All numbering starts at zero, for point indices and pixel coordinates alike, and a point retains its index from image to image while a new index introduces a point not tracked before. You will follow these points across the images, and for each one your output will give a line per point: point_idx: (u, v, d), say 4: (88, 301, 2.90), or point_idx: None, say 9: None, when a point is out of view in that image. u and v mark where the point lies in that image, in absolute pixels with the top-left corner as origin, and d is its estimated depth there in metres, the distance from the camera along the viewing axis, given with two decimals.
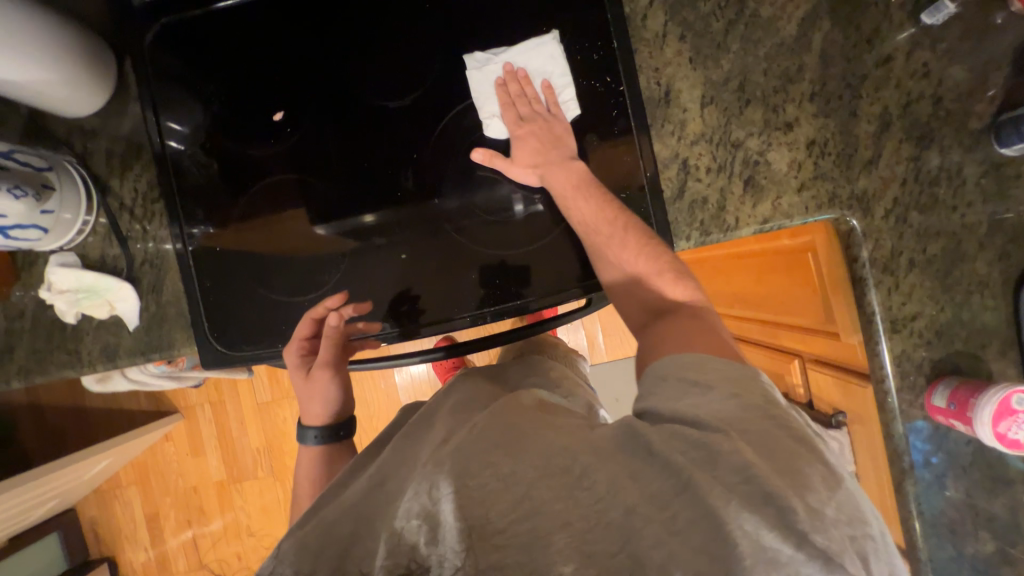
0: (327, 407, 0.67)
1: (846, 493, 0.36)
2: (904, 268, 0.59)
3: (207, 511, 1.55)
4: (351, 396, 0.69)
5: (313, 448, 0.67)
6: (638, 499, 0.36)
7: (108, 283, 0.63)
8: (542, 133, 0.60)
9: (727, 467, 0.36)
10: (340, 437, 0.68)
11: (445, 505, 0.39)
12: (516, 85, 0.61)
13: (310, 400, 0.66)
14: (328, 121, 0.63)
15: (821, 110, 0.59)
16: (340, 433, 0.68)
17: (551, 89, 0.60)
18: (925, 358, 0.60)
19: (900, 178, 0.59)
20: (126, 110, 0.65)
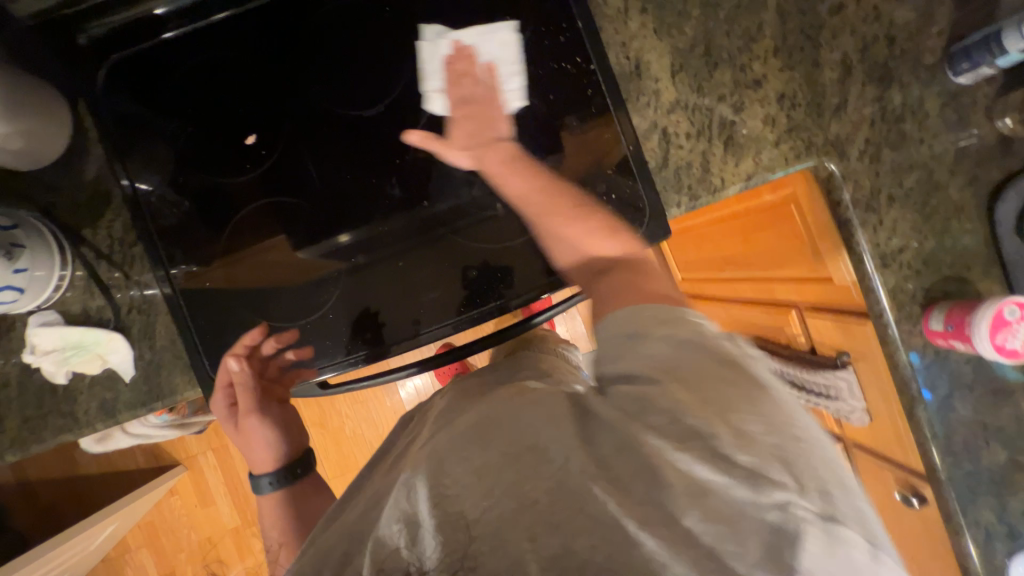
0: (271, 450, 0.67)
1: (793, 418, 0.38)
2: (885, 204, 0.62)
3: (226, 561, 1.50)
4: (291, 432, 0.69)
5: (271, 495, 0.65)
6: (627, 455, 0.38)
7: (96, 336, 0.60)
8: (478, 117, 0.61)
9: (681, 426, 0.38)
10: (298, 475, 0.67)
11: (422, 508, 0.40)
12: (455, 70, 0.61)
13: (250, 443, 0.66)
14: (303, 138, 0.62)
15: (785, 64, 0.61)
16: (297, 470, 0.67)
17: (495, 74, 0.61)
18: (916, 287, 0.63)
19: (869, 119, 0.61)
20: (88, 156, 0.63)
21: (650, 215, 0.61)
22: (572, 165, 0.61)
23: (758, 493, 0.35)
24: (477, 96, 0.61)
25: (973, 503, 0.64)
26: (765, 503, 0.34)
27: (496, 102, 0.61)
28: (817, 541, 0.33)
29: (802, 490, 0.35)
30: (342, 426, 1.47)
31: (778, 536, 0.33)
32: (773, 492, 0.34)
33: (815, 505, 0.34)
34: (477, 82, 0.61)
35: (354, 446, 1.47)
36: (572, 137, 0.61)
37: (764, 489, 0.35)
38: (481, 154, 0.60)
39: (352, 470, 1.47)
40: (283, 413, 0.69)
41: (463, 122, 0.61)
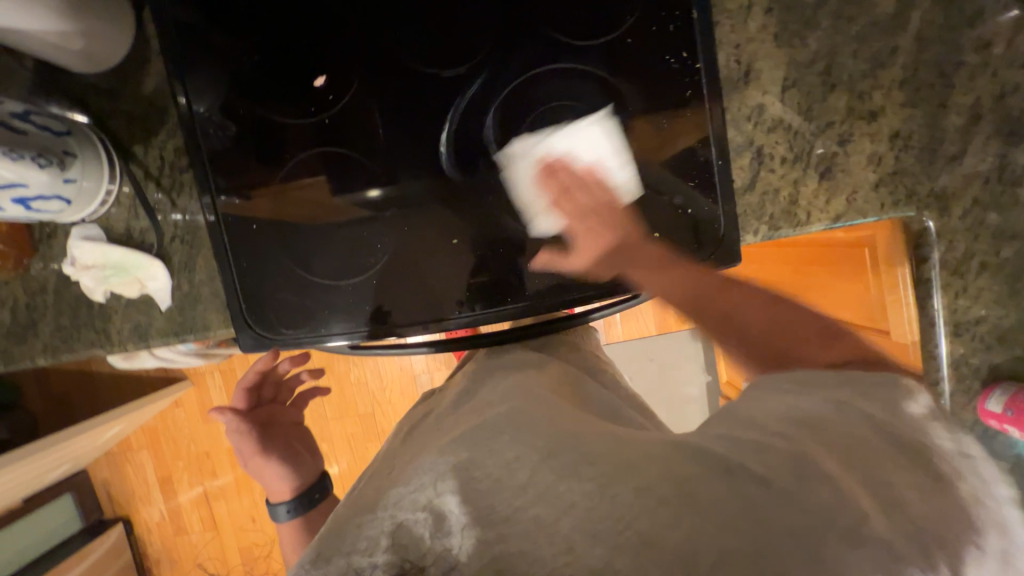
0: (285, 476, 0.63)
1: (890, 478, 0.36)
2: (974, 271, 0.58)
3: (220, 474, 1.57)
4: (309, 459, 0.66)
5: (288, 523, 0.61)
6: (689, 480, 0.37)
7: (137, 259, 0.59)
8: (591, 206, 0.58)
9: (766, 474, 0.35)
10: (315, 499, 0.63)
11: (450, 499, 0.38)
12: (556, 183, 0.57)
13: (264, 475, 0.63)
14: (374, 90, 0.57)
15: (909, 99, 0.55)
16: (315, 495, 0.64)
17: (597, 177, 0.57)
18: (982, 362, 0.60)
19: (984, 176, 0.56)
20: (147, 67, 0.59)
21: (724, 239, 0.57)
22: (652, 170, 0.57)
23: (894, 571, 0.31)
24: (573, 216, 0.58)
25: None
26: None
27: (596, 198, 0.58)
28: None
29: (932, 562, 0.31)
30: (347, 372, 1.49)
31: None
32: (912, 572, 0.31)
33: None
34: (573, 172, 0.58)
35: (356, 393, 1.50)
36: (656, 136, 0.56)
37: (902, 565, 0.31)
38: (599, 232, 0.57)
39: (352, 415, 1.51)
40: (292, 442, 0.66)
41: (586, 231, 0.58)
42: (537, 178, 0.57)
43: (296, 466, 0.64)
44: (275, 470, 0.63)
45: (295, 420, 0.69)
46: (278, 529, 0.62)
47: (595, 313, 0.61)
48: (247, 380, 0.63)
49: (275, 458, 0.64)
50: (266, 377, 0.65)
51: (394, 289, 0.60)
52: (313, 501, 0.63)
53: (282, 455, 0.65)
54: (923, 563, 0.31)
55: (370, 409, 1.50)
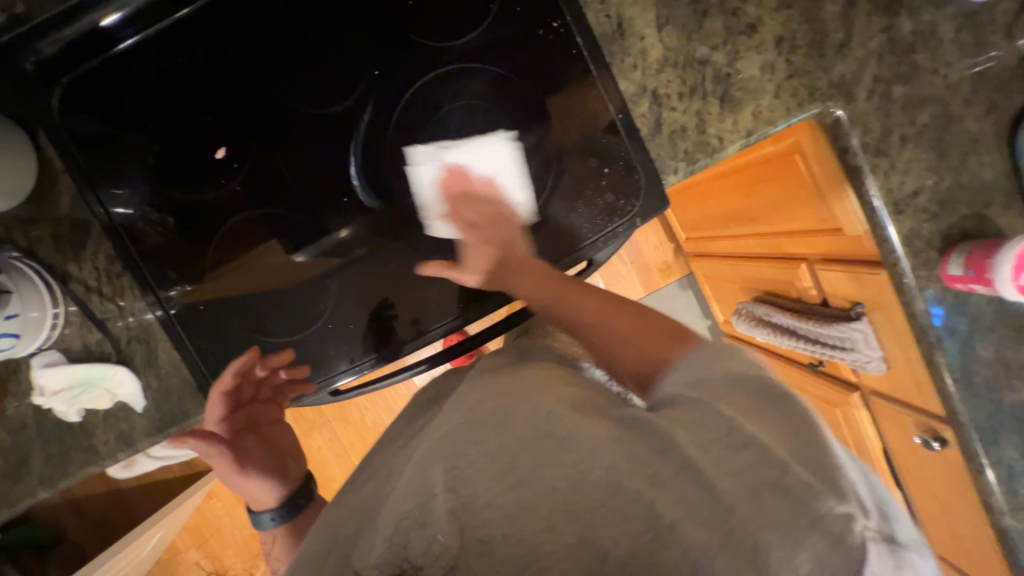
0: (267, 482, 0.60)
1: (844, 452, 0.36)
2: (897, 146, 0.58)
3: None
4: (290, 464, 0.63)
5: (273, 530, 0.59)
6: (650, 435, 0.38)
7: (100, 371, 0.60)
8: (491, 238, 0.59)
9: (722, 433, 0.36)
10: (301, 505, 0.61)
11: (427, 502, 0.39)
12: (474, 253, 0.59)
13: (243, 484, 0.60)
14: (274, 146, 0.58)
15: (782, 2, 0.55)
16: (299, 500, 0.61)
17: (499, 190, 0.59)
18: (933, 231, 0.60)
19: (876, 54, 0.56)
20: (59, 188, 0.60)
21: (646, 188, 0.58)
22: (560, 142, 0.58)
23: (820, 506, 0.32)
24: (470, 235, 0.59)
25: (997, 443, 0.64)
26: (826, 515, 0.31)
27: (496, 205, 0.59)
28: (884, 561, 0.30)
29: (862, 506, 0.32)
30: (362, 418, 1.50)
31: (840, 550, 0.30)
32: (830, 502, 0.32)
33: (878, 525, 0.32)
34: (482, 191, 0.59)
35: (376, 435, 1.51)
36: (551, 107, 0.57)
37: (821, 497, 0.32)
38: (473, 265, 0.59)
39: None
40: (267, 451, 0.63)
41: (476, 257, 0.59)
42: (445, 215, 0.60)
43: (280, 477, 0.61)
44: (256, 477, 0.60)
45: (276, 419, 0.65)
46: (263, 535, 0.60)
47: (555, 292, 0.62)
48: (223, 387, 0.59)
49: (252, 468, 0.60)
50: (246, 379, 0.61)
51: (363, 320, 0.62)
52: (298, 507, 0.61)
53: (263, 462, 0.62)
54: (840, 495, 0.32)
55: None
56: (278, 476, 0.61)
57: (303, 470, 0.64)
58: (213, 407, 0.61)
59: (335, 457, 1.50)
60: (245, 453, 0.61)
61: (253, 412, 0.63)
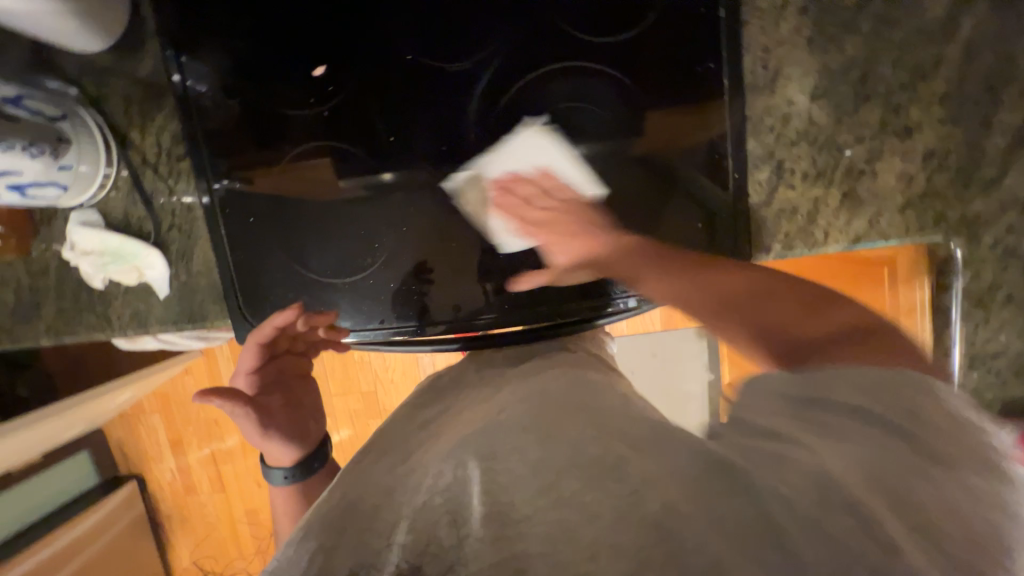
0: (285, 443, 0.60)
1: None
2: (999, 302, 0.55)
3: (224, 432, 1.60)
4: (312, 433, 0.63)
5: (284, 488, 0.59)
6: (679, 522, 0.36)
7: (135, 247, 0.58)
8: (587, 138, 0.54)
9: None
10: (314, 469, 0.61)
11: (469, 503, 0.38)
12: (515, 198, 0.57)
13: (263, 445, 0.60)
14: (376, 83, 0.55)
15: (950, 115, 0.51)
16: (313, 464, 0.61)
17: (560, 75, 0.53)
18: (996, 396, 0.57)
19: (1022, 204, 0.52)
20: (144, 49, 0.57)
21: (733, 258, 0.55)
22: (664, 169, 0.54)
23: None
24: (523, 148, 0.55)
25: None
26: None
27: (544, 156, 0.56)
28: None
29: None
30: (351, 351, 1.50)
31: None
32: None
33: None
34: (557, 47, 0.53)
35: (360, 371, 1.52)
36: (662, 131, 0.53)
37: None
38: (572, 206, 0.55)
39: (354, 392, 1.53)
40: (288, 415, 0.62)
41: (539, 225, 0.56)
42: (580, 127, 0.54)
43: (300, 439, 0.61)
44: (277, 442, 0.59)
45: (304, 377, 0.65)
46: (273, 492, 0.60)
47: (620, 312, 0.58)
48: (257, 334, 0.59)
49: (276, 434, 0.60)
50: (283, 330, 0.60)
51: (405, 285, 0.59)
52: (312, 470, 0.61)
53: (286, 427, 0.61)
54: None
55: (371, 389, 1.53)
56: (298, 438, 0.61)
57: (323, 433, 0.64)
58: (245, 359, 0.61)
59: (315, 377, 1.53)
60: (268, 413, 0.60)
61: (283, 366, 0.63)
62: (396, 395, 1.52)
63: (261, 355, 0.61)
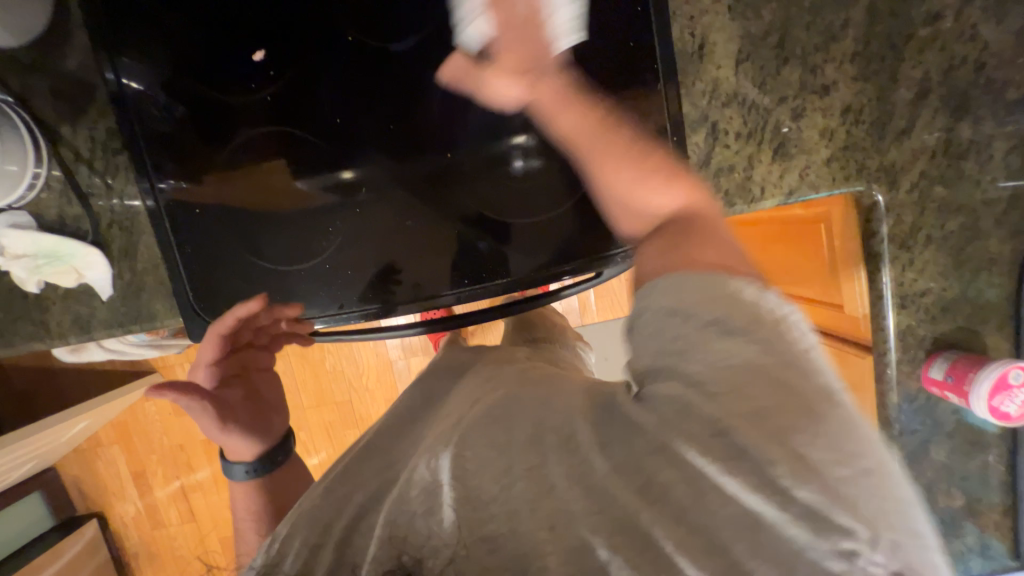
0: (247, 437, 0.55)
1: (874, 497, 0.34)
2: (921, 244, 0.59)
3: (190, 458, 1.52)
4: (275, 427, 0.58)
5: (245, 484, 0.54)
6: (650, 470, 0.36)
7: (72, 248, 0.56)
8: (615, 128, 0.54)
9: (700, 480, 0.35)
10: (279, 462, 0.57)
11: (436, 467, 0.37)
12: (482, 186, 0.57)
13: (222, 441, 0.55)
14: (320, 66, 0.55)
15: (860, 73, 0.55)
16: (278, 458, 0.57)
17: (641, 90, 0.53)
18: (927, 332, 0.62)
19: (930, 151, 0.57)
20: (71, 42, 0.55)
21: None
22: None
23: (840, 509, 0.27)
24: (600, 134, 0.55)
25: None
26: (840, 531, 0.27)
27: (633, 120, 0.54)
28: None
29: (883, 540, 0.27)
30: (322, 360, 1.46)
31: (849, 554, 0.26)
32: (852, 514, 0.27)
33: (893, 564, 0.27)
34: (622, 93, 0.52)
35: (332, 380, 1.48)
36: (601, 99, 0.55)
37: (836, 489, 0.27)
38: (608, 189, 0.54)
39: (328, 402, 1.49)
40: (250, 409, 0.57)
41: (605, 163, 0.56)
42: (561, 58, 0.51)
43: (264, 432, 0.56)
44: (236, 435, 0.54)
45: (268, 368, 0.60)
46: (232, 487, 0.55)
47: (572, 285, 0.59)
48: (224, 325, 0.54)
49: (235, 427, 0.54)
50: (248, 322, 0.56)
51: (366, 269, 0.59)
52: (276, 463, 0.57)
53: (246, 420, 0.55)
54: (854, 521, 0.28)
55: (345, 397, 1.49)
56: (261, 432, 0.56)
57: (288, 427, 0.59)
58: (205, 351, 0.55)
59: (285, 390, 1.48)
60: (227, 408, 0.54)
61: (245, 359, 0.57)
62: (371, 401, 1.49)
63: (226, 344, 0.56)
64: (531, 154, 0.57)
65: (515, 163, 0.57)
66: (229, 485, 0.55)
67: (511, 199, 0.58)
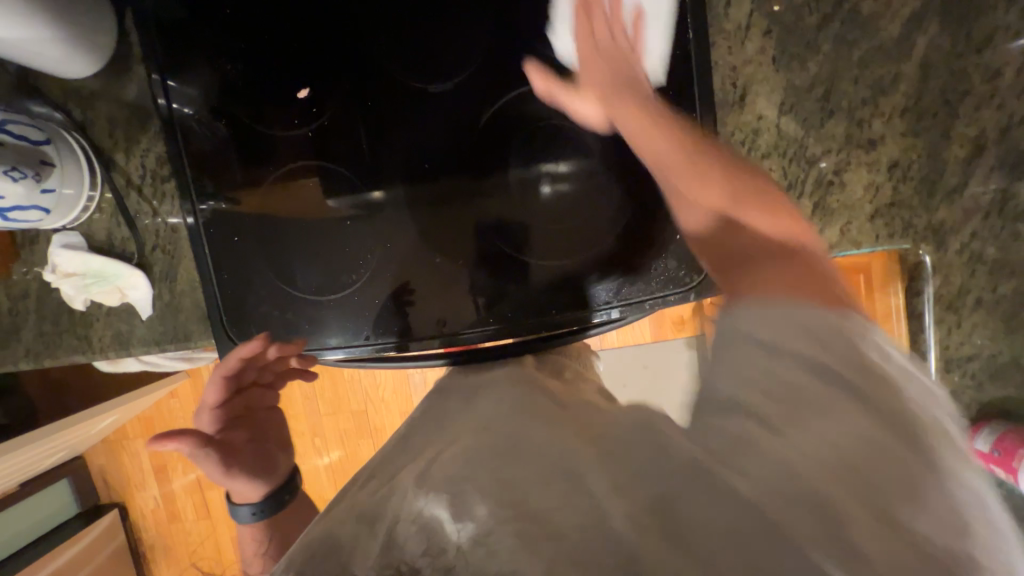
0: (252, 482, 0.58)
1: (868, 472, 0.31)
2: (970, 306, 0.56)
3: None
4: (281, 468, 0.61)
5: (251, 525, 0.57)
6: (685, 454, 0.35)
7: (118, 268, 0.58)
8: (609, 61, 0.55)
9: None
10: (284, 502, 0.59)
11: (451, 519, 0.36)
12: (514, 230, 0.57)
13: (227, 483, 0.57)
14: (361, 104, 0.56)
15: (910, 128, 0.53)
16: (283, 496, 0.59)
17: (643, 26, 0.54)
18: (973, 399, 0.58)
19: (984, 211, 0.54)
20: (130, 73, 0.58)
21: None
22: (636, 177, 0.56)
23: None
24: (606, 52, 0.55)
25: None
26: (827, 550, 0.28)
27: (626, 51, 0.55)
28: None
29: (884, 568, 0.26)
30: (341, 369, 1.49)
31: None
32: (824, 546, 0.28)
33: None
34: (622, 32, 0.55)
35: (350, 389, 1.50)
36: None
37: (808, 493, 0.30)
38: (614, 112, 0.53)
39: (345, 411, 1.51)
40: (252, 455, 0.59)
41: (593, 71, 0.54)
42: (578, 33, 0.55)
43: (269, 473, 0.59)
44: (242, 480, 0.57)
45: (270, 406, 0.63)
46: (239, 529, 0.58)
47: (601, 324, 0.58)
48: (224, 368, 0.58)
49: (240, 471, 0.57)
50: (249, 364, 0.59)
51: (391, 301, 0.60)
52: (282, 501, 0.59)
53: (252, 463, 0.58)
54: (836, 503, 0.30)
55: (362, 407, 1.51)
56: (265, 473, 0.59)
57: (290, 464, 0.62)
58: (209, 394, 0.58)
59: (303, 397, 1.51)
60: (231, 454, 0.57)
61: (248, 400, 0.61)
62: (387, 413, 1.50)
63: (231, 370, 0.59)
64: (562, 179, 0.56)
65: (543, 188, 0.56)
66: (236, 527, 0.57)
67: (542, 224, 0.57)
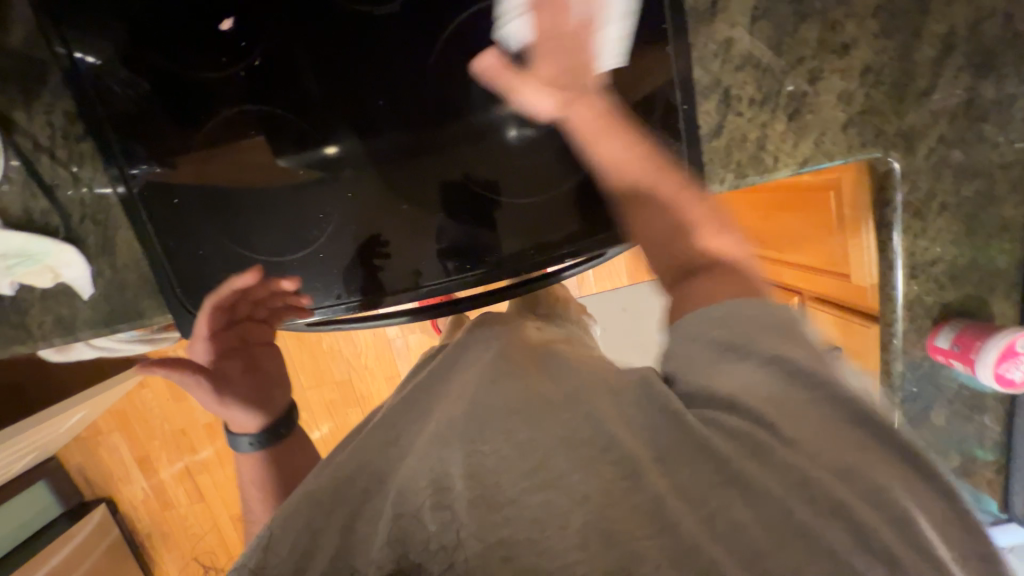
0: (248, 412, 0.56)
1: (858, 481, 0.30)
2: (935, 212, 0.58)
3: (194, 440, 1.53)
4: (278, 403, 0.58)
5: (250, 454, 0.55)
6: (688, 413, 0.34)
7: (43, 245, 0.52)
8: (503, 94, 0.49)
9: None
10: (282, 435, 0.57)
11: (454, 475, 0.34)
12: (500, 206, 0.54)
13: (225, 412, 0.56)
14: (298, 36, 0.50)
15: (883, 29, 0.51)
16: (280, 430, 0.57)
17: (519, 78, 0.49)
18: (935, 302, 0.61)
19: (951, 113, 0.54)
20: (11, 12, 0.49)
21: None
22: None
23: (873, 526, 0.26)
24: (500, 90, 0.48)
25: None
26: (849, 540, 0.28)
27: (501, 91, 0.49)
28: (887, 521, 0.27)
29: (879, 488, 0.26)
30: (319, 341, 1.45)
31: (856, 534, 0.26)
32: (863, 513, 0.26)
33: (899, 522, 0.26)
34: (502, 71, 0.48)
35: (331, 360, 1.47)
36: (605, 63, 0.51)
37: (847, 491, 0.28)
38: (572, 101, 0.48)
39: (329, 382, 1.49)
40: (249, 387, 0.57)
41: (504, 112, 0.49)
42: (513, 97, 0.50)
43: (264, 406, 0.57)
44: (237, 409, 0.55)
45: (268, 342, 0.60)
46: (240, 460, 0.56)
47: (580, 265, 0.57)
48: (214, 301, 0.55)
49: (233, 400, 0.55)
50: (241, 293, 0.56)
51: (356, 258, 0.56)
52: (280, 436, 0.57)
53: (245, 393, 0.56)
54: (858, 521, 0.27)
55: (345, 376, 1.49)
56: (260, 405, 0.57)
57: (288, 402, 0.59)
58: (199, 324, 0.55)
59: None
60: (225, 380, 0.56)
61: (244, 331, 0.58)
62: (372, 379, 1.49)
63: (225, 303, 0.56)
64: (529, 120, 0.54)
65: (510, 132, 0.55)
66: (237, 457, 0.56)
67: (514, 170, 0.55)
